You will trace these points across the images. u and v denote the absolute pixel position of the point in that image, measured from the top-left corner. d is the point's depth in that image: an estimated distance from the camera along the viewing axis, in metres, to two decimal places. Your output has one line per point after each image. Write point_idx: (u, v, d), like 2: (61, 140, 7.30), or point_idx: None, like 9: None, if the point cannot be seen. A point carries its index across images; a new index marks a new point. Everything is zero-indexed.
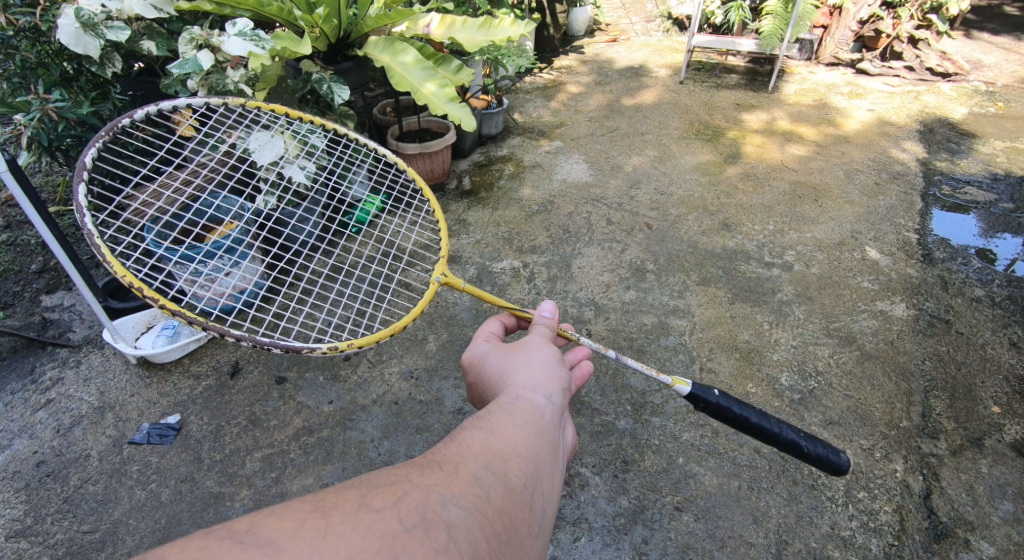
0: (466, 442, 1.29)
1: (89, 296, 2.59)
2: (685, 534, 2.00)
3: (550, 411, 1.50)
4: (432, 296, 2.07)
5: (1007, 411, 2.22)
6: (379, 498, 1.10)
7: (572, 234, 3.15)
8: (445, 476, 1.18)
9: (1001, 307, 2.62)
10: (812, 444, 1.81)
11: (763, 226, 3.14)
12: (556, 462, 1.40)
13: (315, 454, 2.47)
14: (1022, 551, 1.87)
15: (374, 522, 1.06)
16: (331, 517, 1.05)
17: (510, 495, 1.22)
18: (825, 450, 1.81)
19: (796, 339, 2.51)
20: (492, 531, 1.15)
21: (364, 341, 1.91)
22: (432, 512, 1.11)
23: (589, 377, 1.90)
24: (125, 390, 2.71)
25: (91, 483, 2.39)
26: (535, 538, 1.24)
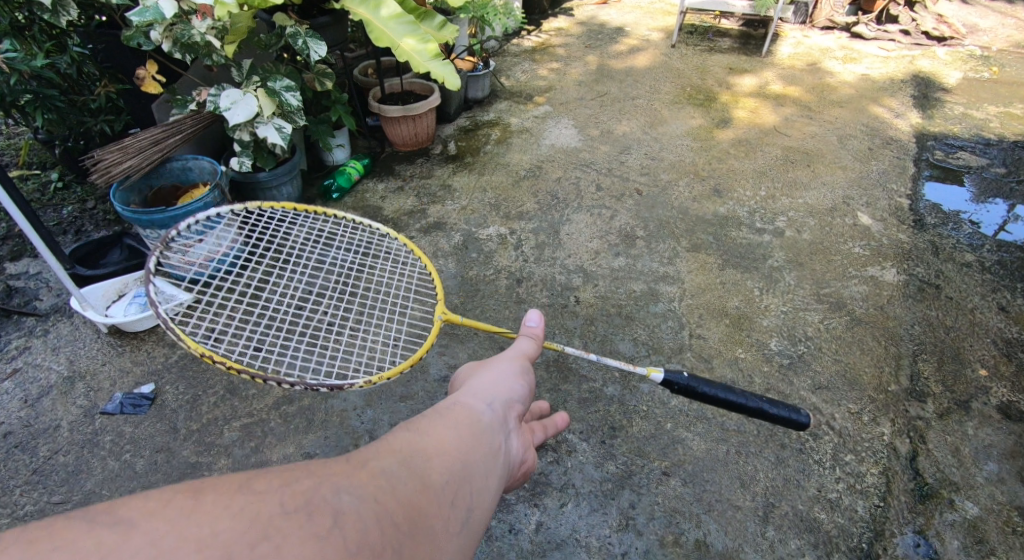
0: (386, 439, 1.25)
1: (54, 262, 2.46)
2: (673, 499, 2.00)
3: (490, 417, 1.49)
4: (436, 334, 2.02)
5: (994, 374, 2.25)
6: (264, 480, 1.04)
7: (560, 199, 3.14)
8: (348, 467, 1.13)
9: (991, 272, 2.65)
10: (769, 405, 1.82)
11: (756, 192, 3.12)
12: (491, 466, 1.37)
13: (296, 423, 2.41)
14: (1006, 510, 1.90)
15: (251, 504, 1.00)
16: (204, 496, 0.99)
17: (424, 489, 1.17)
18: (787, 409, 1.83)
19: (786, 305, 2.51)
20: (390, 521, 1.08)
21: (393, 376, 1.87)
22: (321, 499, 1.05)
23: (537, 355, 1.90)
24: (96, 359, 2.61)
25: (61, 455, 2.30)
26: (450, 538, 1.17)
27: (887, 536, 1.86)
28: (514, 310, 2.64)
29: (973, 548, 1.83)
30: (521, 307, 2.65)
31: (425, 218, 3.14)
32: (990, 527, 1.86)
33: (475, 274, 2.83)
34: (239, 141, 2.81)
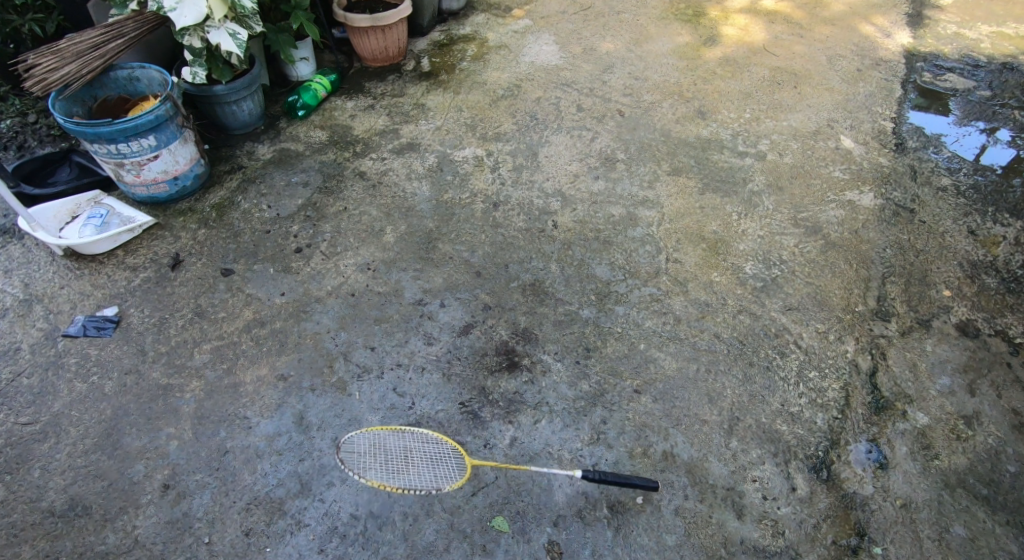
0: None
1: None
2: (643, 414, 2.08)
3: None
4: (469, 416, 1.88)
5: (957, 294, 2.35)
6: None
7: (539, 120, 3.20)
8: None
9: (964, 196, 2.71)
10: (623, 479, 1.81)
11: (739, 113, 3.17)
12: None
13: (268, 345, 2.35)
14: (954, 418, 2.02)
15: None
16: None
17: None
18: (638, 479, 1.82)
19: (763, 230, 2.62)
20: None
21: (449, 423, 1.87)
22: None
23: None
24: (53, 283, 2.57)
25: (25, 377, 2.27)
26: None
27: (842, 445, 1.98)
28: (490, 233, 2.70)
29: (920, 454, 1.95)
30: (497, 229, 2.71)
31: (397, 139, 3.16)
32: (936, 434, 1.98)
33: (451, 198, 2.86)
34: (188, 47, 2.60)
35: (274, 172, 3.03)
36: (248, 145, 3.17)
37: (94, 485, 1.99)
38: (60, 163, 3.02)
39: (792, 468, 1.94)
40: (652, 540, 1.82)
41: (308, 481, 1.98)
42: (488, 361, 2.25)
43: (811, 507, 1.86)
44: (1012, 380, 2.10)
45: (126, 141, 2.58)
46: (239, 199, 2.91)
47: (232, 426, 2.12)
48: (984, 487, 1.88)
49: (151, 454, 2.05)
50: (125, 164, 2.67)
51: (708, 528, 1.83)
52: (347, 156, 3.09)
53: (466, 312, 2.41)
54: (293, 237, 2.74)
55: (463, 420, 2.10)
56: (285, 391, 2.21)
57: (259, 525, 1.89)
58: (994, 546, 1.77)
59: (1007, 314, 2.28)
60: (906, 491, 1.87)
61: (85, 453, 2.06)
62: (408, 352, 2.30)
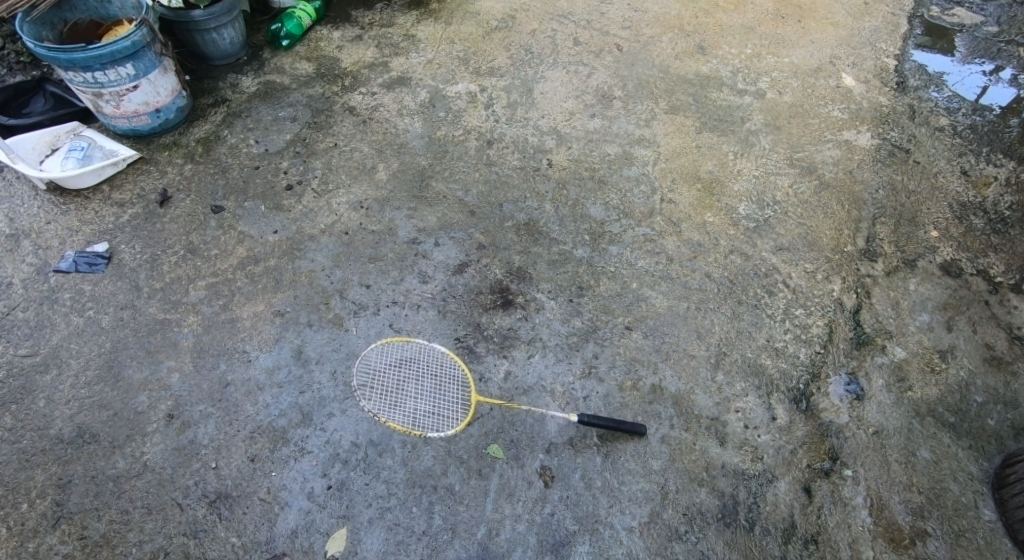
0: None
1: None
2: (633, 349, 2.14)
3: None
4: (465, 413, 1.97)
5: (944, 235, 2.39)
6: None
7: (535, 54, 3.12)
8: None
9: (961, 137, 2.71)
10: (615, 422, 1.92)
11: (740, 49, 3.12)
12: None
13: (263, 282, 2.36)
14: (931, 353, 2.10)
15: None
16: None
17: None
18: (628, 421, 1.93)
19: (758, 170, 2.63)
20: None
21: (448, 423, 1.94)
22: None
23: None
24: (39, 218, 2.54)
25: (21, 311, 2.28)
26: None
27: (823, 378, 2.06)
28: (485, 171, 2.68)
29: (895, 385, 2.03)
30: (491, 167, 2.69)
31: (388, 73, 3.08)
32: (912, 368, 2.07)
33: (444, 135, 2.81)
34: None
35: (261, 106, 2.95)
36: (231, 77, 3.08)
37: (99, 414, 2.04)
38: (34, 92, 2.93)
39: (774, 399, 2.03)
40: (639, 465, 1.91)
41: (308, 412, 2.04)
42: (482, 299, 2.29)
43: (790, 435, 1.96)
44: (988, 317, 2.17)
45: (103, 69, 2.48)
46: (226, 133, 2.85)
47: (232, 359, 2.16)
48: (953, 416, 1.97)
49: (153, 385, 2.10)
50: (104, 94, 2.58)
51: (692, 454, 1.93)
52: (336, 90, 3.01)
53: (460, 250, 2.42)
54: (283, 174, 2.70)
55: (457, 354, 2.15)
56: (282, 326, 2.24)
57: (263, 452, 1.96)
58: (957, 468, 1.88)
59: (990, 254, 2.34)
60: (879, 420, 1.97)
61: (87, 384, 2.10)
62: (403, 289, 2.33)
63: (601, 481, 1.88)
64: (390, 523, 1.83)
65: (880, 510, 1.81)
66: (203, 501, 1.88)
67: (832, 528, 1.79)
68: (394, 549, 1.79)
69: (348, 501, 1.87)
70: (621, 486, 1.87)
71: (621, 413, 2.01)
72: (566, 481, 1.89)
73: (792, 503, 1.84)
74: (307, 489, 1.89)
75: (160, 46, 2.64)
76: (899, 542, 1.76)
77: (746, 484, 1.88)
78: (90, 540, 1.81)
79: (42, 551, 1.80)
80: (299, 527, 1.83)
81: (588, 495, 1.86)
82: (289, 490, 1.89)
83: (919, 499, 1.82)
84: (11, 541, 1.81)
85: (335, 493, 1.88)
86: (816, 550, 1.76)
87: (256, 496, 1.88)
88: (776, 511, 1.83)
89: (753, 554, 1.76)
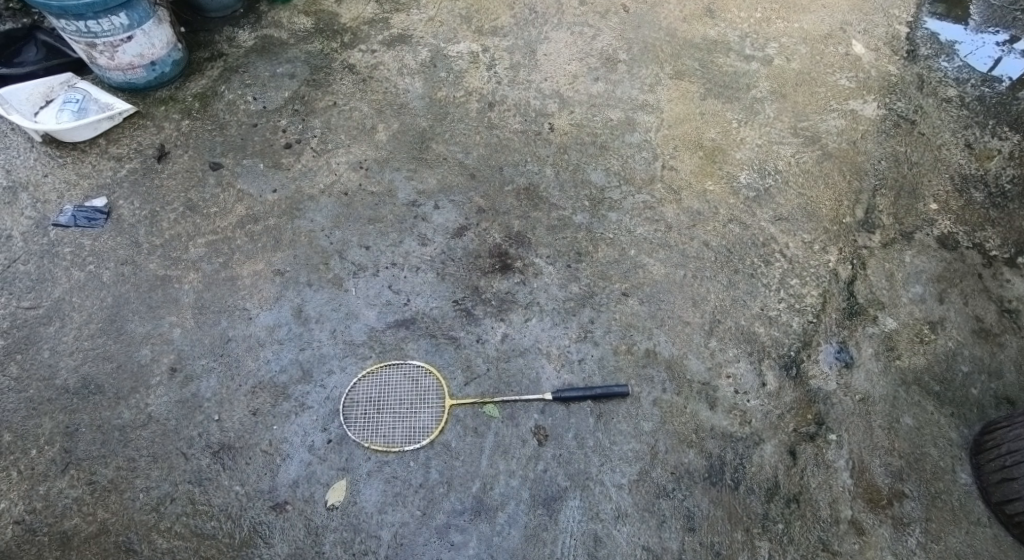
0: None
1: None
2: (629, 315, 2.17)
3: None
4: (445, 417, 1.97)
5: (943, 208, 2.40)
6: None
7: (539, 14, 3.07)
8: None
9: (967, 108, 2.69)
10: (587, 388, 2.00)
11: (750, 13, 3.06)
12: None
13: (263, 241, 2.36)
14: (921, 324, 2.13)
15: None
16: None
17: None
18: (602, 385, 2.01)
19: (761, 139, 2.62)
20: None
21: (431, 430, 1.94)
22: None
23: None
24: (36, 170, 2.53)
25: (22, 263, 2.29)
26: None
27: (813, 346, 2.10)
28: (485, 133, 2.66)
29: (883, 354, 2.08)
30: (492, 130, 2.67)
31: (389, 30, 3.02)
32: (901, 338, 2.10)
33: (445, 96, 2.78)
34: None
35: (258, 62, 2.91)
36: (227, 31, 3.02)
37: (103, 366, 2.07)
38: (26, 40, 2.87)
39: (764, 366, 2.07)
40: (630, 426, 1.96)
41: (309, 368, 2.08)
42: (480, 263, 2.31)
43: (778, 400, 2.01)
44: (980, 290, 2.20)
45: (95, 18, 2.43)
46: (223, 89, 2.81)
47: (233, 316, 2.19)
48: (938, 385, 2.02)
49: (156, 339, 2.13)
50: (98, 45, 2.54)
51: (682, 417, 1.98)
52: (336, 47, 2.96)
53: (460, 214, 2.43)
54: (282, 132, 2.68)
55: (455, 316, 2.18)
56: (282, 285, 2.26)
57: (265, 406, 2.01)
58: (937, 434, 1.93)
59: (987, 228, 2.35)
60: (866, 387, 2.01)
61: (91, 337, 2.13)
62: (403, 252, 2.34)
63: (593, 440, 1.94)
64: (388, 476, 1.89)
65: (861, 472, 1.87)
66: (207, 451, 1.93)
67: (813, 488, 1.86)
68: (392, 500, 1.85)
69: (348, 454, 1.93)
70: (613, 446, 1.93)
71: (614, 376, 2.05)
72: (559, 440, 1.94)
73: (777, 464, 1.90)
74: (308, 442, 1.95)
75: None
76: (877, 503, 1.83)
77: (733, 445, 1.93)
78: (98, 485, 1.87)
79: (52, 494, 1.85)
80: (300, 478, 1.89)
81: (580, 453, 1.92)
82: (291, 443, 1.94)
83: (899, 463, 1.88)
84: (22, 485, 1.87)
85: (335, 447, 1.94)
86: (797, 509, 1.83)
87: (258, 447, 1.93)
88: (761, 471, 1.89)
89: (737, 511, 1.83)
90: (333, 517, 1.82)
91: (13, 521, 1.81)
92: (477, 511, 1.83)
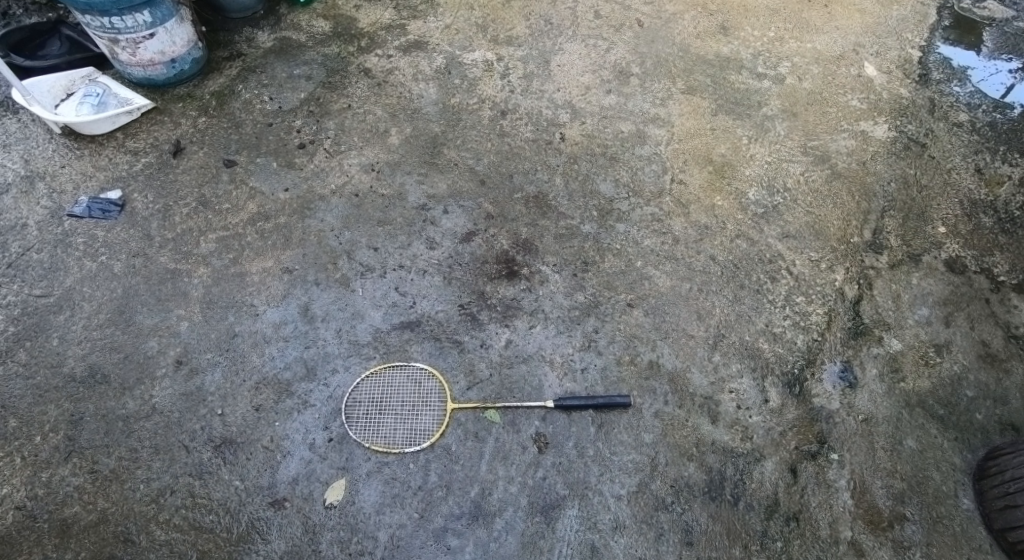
0: None
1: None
2: (633, 326, 2.18)
3: None
4: (449, 422, 1.98)
5: (952, 231, 2.40)
6: None
7: (554, 26, 3.10)
8: None
9: (979, 133, 2.69)
10: (589, 397, 2.01)
11: (763, 32, 3.08)
12: None
13: (273, 239, 2.39)
14: (927, 347, 2.13)
15: None
16: None
17: None
18: (604, 395, 2.01)
19: (771, 156, 2.63)
20: None
21: (434, 436, 1.95)
22: None
23: None
24: (54, 161, 2.57)
25: (36, 252, 2.32)
26: None
27: (817, 364, 2.10)
28: (497, 141, 2.68)
29: (888, 375, 2.07)
30: (503, 138, 2.69)
31: (405, 36, 3.06)
32: (906, 360, 2.10)
33: (459, 102, 2.81)
34: None
35: (275, 62, 2.95)
36: (247, 31, 3.07)
37: (111, 356, 2.10)
38: (49, 34, 2.94)
39: (767, 382, 2.07)
40: (631, 437, 1.96)
41: (313, 366, 2.10)
42: (487, 269, 2.32)
43: (780, 417, 2.01)
44: (987, 315, 2.20)
45: (120, 15, 2.47)
46: (240, 89, 2.85)
47: (240, 311, 2.21)
48: (942, 409, 2.01)
49: (163, 332, 2.15)
50: (121, 41, 2.58)
51: (683, 430, 1.98)
52: (352, 51, 3.00)
53: (469, 219, 2.45)
54: (296, 132, 2.71)
55: (460, 320, 2.20)
56: (290, 283, 2.28)
57: (268, 402, 2.02)
58: (940, 458, 1.92)
59: (996, 253, 2.35)
60: (869, 408, 2.01)
61: (99, 327, 2.16)
62: (411, 254, 2.36)
63: (593, 450, 1.94)
64: (387, 477, 1.90)
65: (862, 493, 1.87)
66: (209, 445, 1.94)
67: (813, 507, 1.85)
68: (390, 501, 1.86)
69: (348, 454, 1.94)
70: (612, 456, 1.93)
71: (616, 386, 2.06)
72: (559, 448, 1.95)
73: (777, 481, 1.89)
74: (309, 440, 1.96)
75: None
76: (877, 525, 1.82)
77: (734, 461, 1.93)
78: (99, 474, 1.89)
79: (54, 481, 1.87)
80: (300, 475, 1.90)
81: (580, 462, 1.92)
82: (292, 440, 1.96)
83: (900, 486, 1.88)
84: (25, 470, 1.89)
85: (336, 446, 1.95)
86: (796, 528, 1.82)
87: (260, 443, 1.95)
88: (761, 488, 1.89)
89: (735, 527, 1.82)
90: (331, 515, 1.83)
91: (15, 507, 1.83)
92: (475, 516, 1.84)
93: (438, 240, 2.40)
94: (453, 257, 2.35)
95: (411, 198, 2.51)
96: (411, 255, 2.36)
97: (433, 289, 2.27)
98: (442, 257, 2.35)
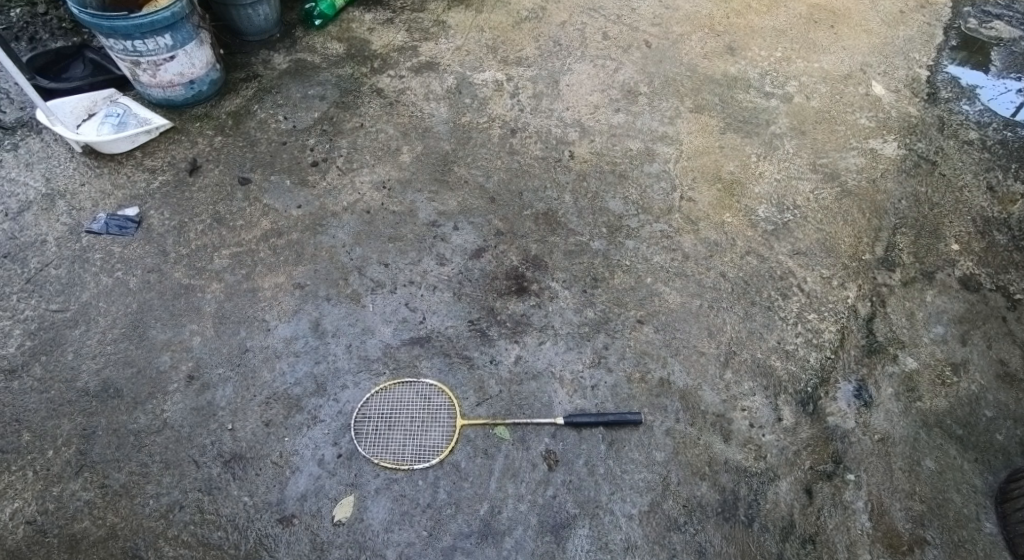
0: None
1: (20, 78, 2.32)
2: (643, 343, 2.17)
3: None
4: (458, 439, 1.98)
5: (965, 248, 2.38)
6: None
7: (563, 47, 3.15)
8: None
9: (990, 151, 2.68)
10: (600, 414, 1.99)
11: (770, 52, 3.11)
12: None
13: (285, 254, 2.42)
14: (943, 365, 2.10)
15: None
16: None
17: None
18: (614, 412, 2.00)
19: (780, 173, 2.63)
20: None
21: (444, 453, 1.94)
22: None
23: None
24: (74, 179, 2.62)
25: (53, 268, 2.36)
26: None
27: (831, 383, 2.08)
28: (507, 159, 2.71)
29: (904, 395, 2.04)
30: (512, 156, 2.72)
31: (417, 57, 3.12)
32: (923, 379, 2.07)
33: (469, 122, 2.84)
34: None
35: (291, 83, 3.01)
36: (264, 53, 3.14)
37: (124, 371, 2.12)
38: (73, 57, 3.02)
39: (780, 400, 2.05)
40: (642, 455, 1.95)
41: (324, 382, 2.10)
42: (497, 285, 2.33)
43: (794, 436, 1.98)
44: (1004, 333, 2.17)
45: (142, 38, 2.54)
46: (256, 108, 2.91)
47: (252, 327, 2.23)
48: (960, 429, 1.98)
49: (176, 347, 2.17)
50: (142, 63, 2.64)
51: (696, 448, 1.96)
52: (365, 72, 3.06)
53: (479, 236, 2.46)
54: (310, 151, 2.75)
55: (470, 336, 2.20)
56: (301, 298, 2.30)
57: (278, 417, 2.03)
58: (960, 479, 1.89)
59: (1011, 271, 2.32)
60: (885, 427, 1.98)
61: (113, 341, 2.18)
62: (421, 271, 2.37)
63: (605, 468, 1.92)
64: (397, 495, 1.89)
65: (880, 515, 1.83)
66: (219, 460, 1.95)
67: (830, 529, 1.82)
68: (399, 519, 1.85)
69: (358, 470, 1.93)
70: (624, 474, 1.91)
71: (627, 403, 2.04)
72: (570, 466, 1.93)
73: (792, 502, 1.86)
74: (319, 456, 1.96)
75: (198, 19, 2.71)
76: (897, 548, 1.78)
77: (747, 480, 1.90)
78: (109, 489, 1.90)
79: (65, 496, 1.88)
80: (309, 491, 1.89)
81: (590, 481, 1.90)
82: (301, 456, 1.96)
83: (920, 508, 1.84)
84: (37, 484, 1.90)
85: (346, 462, 1.95)
86: (813, 550, 1.79)
87: (269, 459, 1.95)
88: (776, 509, 1.85)
89: (750, 549, 1.79)
90: (339, 533, 1.82)
91: (26, 521, 1.84)
92: (485, 535, 1.82)
93: (448, 256, 2.41)
94: (463, 274, 2.36)
95: (421, 214, 2.53)
96: (422, 271, 2.37)
97: (444, 305, 2.28)
98: (452, 274, 2.36)
